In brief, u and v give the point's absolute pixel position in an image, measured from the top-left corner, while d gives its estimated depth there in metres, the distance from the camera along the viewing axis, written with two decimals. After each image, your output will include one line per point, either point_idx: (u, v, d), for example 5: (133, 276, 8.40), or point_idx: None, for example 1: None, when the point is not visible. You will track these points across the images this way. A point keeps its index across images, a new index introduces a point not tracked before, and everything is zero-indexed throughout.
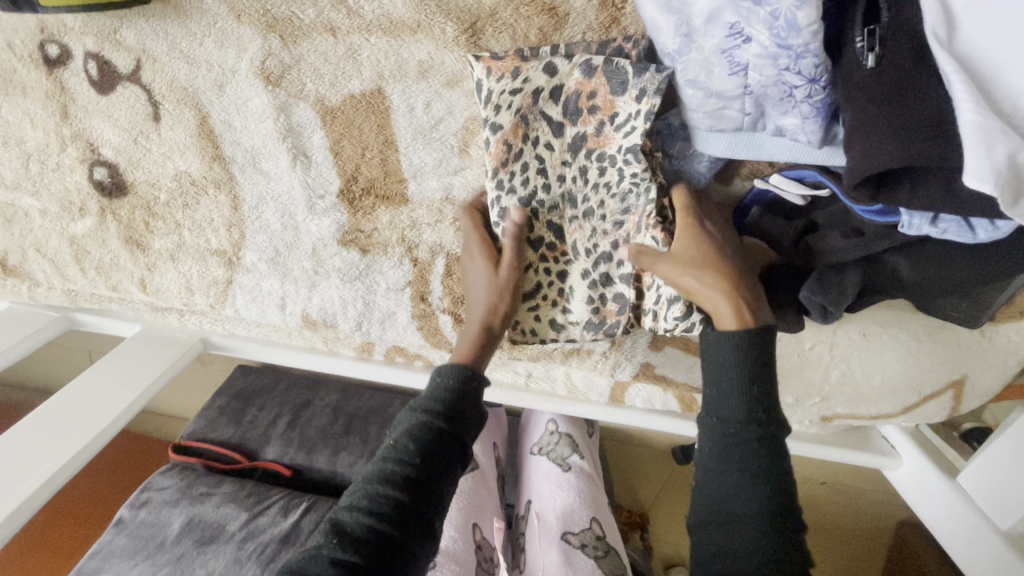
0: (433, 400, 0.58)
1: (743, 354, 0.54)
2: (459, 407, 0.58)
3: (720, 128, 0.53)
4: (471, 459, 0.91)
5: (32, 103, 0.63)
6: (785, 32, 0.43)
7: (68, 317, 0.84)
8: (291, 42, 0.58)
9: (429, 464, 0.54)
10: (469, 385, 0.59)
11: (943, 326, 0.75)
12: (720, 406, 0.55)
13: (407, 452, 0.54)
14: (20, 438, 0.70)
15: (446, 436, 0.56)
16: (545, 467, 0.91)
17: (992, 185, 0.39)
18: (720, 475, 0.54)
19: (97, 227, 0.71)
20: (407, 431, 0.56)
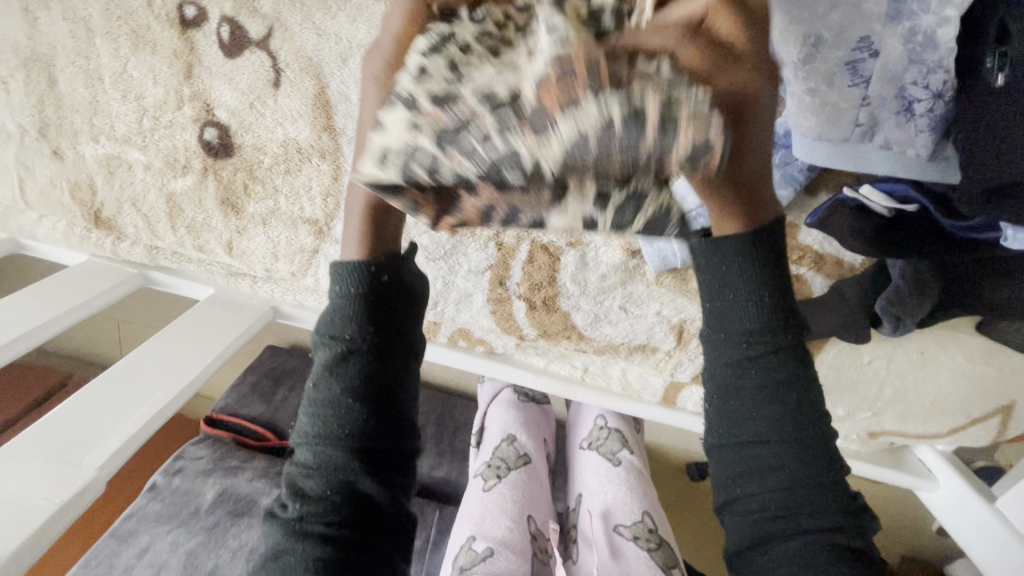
0: (338, 327, 0.48)
1: (753, 271, 0.48)
2: (388, 316, 0.49)
3: (830, 135, 0.54)
4: (524, 454, 0.96)
5: (159, 60, 0.66)
6: (922, 47, 0.48)
7: (144, 274, 0.84)
8: None
9: (375, 395, 0.48)
10: (376, 283, 0.48)
11: (1000, 350, 0.78)
12: (734, 328, 0.50)
13: (336, 398, 0.48)
14: (96, 391, 0.64)
15: (370, 362, 0.48)
16: (596, 461, 0.95)
17: None
18: (741, 399, 0.51)
19: (196, 186, 0.73)
20: (328, 372, 0.48)
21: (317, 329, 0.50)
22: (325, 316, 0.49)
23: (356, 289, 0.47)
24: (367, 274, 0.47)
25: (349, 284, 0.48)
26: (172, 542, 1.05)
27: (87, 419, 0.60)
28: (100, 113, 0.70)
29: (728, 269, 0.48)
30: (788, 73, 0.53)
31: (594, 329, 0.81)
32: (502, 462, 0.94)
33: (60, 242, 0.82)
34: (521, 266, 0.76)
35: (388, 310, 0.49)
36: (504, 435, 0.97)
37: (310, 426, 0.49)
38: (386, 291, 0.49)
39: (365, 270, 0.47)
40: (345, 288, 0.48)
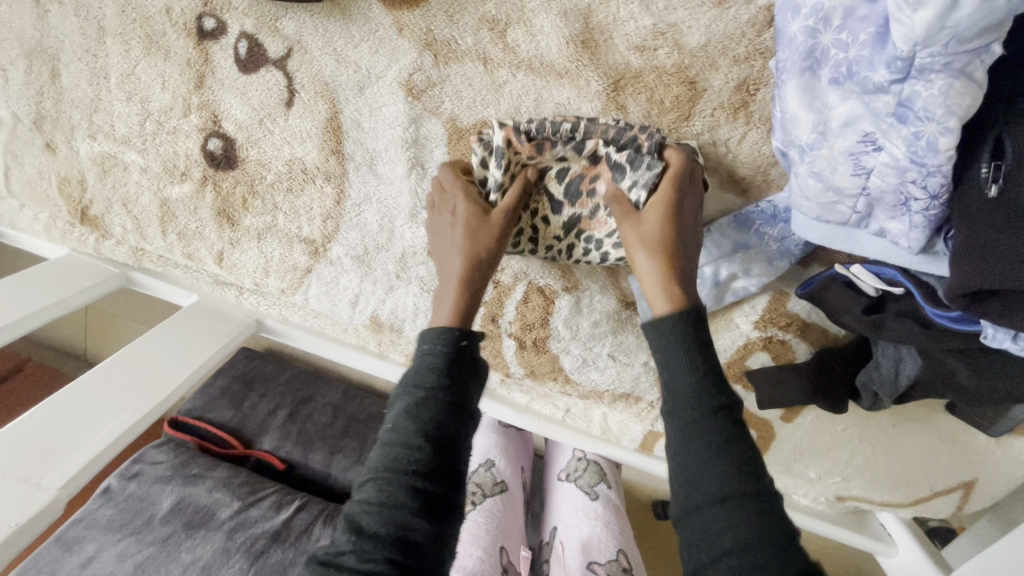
0: (421, 376, 0.52)
1: (691, 337, 0.50)
2: (461, 371, 0.52)
3: (827, 219, 0.58)
4: (501, 481, 0.95)
5: (170, 67, 0.64)
6: (923, 151, 0.48)
7: (126, 274, 0.81)
8: (442, 61, 0.61)
9: (444, 445, 0.49)
10: (458, 346, 0.53)
11: (966, 430, 0.81)
12: (677, 390, 0.49)
13: (408, 439, 0.49)
14: (66, 399, 0.62)
15: (445, 412, 0.50)
16: (573, 494, 0.95)
17: None
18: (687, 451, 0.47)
19: (193, 194, 0.72)
20: (402, 417, 0.50)
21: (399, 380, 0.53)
22: (412, 367, 0.53)
23: (442, 347, 0.53)
24: (453, 335, 0.53)
25: (438, 342, 0.53)
26: (120, 553, 1.00)
27: (50, 434, 0.58)
28: (101, 112, 0.68)
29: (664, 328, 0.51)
30: (796, 155, 0.57)
31: (581, 373, 0.80)
32: (478, 488, 0.93)
33: (41, 234, 0.79)
34: (516, 304, 0.77)
35: (463, 366, 0.53)
36: (482, 460, 0.97)
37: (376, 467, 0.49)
38: (463, 352, 0.53)
39: (452, 333, 0.53)
40: (433, 345, 0.53)
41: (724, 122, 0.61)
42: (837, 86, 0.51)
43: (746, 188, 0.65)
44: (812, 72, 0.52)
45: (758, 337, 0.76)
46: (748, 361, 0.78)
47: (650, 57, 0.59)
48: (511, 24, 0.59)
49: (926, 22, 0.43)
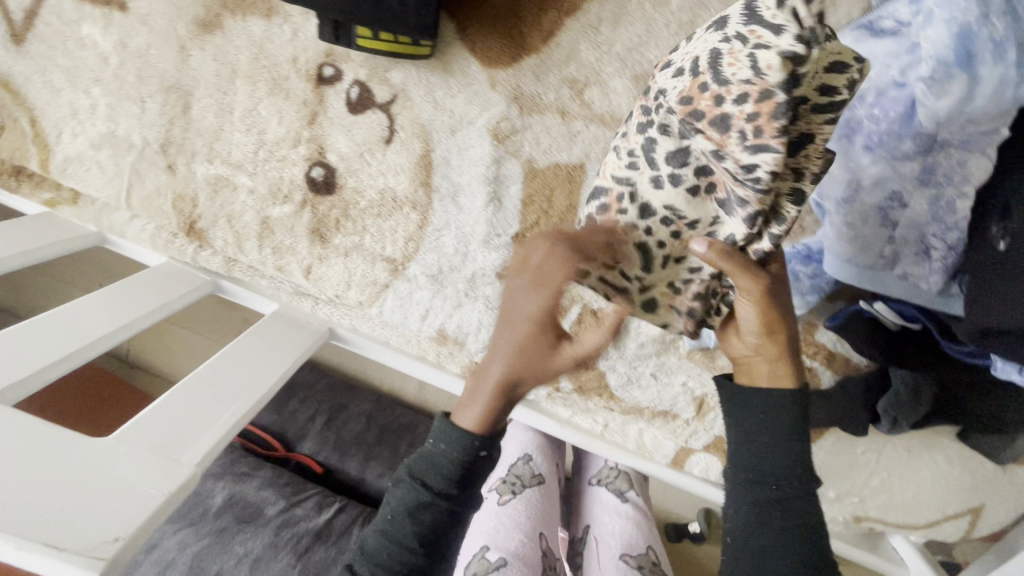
0: (430, 479, 0.66)
1: (792, 418, 0.56)
2: (462, 476, 0.66)
3: (859, 262, 0.65)
4: (538, 474, 1.04)
5: (288, 105, 0.74)
6: (944, 208, 0.58)
7: (215, 283, 0.90)
8: (526, 112, 0.72)
9: (434, 531, 0.66)
10: (476, 455, 0.65)
11: (976, 457, 0.88)
12: (762, 461, 0.57)
13: (403, 538, 0.65)
14: (187, 390, 0.69)
15: (441, 515, 0.66)
16: (606, 497, 1.03)
17: None
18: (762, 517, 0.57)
19: (292, 214, 0.81)
20: (406, 510, 0.65)
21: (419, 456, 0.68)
22: (418, 461, 0.68)
23: (459, 457, 0.65)
24: (472, 450, 0.65)
25: (445, 452, 0.66)
26: (181, 542, 1.08)
27: (178, 419, 0.65)
28: (220, 140, 0.77)
29: (769, 422, 0.57)
30: (831, 206, 0.65)
31: (625, 390, 0.89)
32: (518, 479, 1.02)
33: (145, 243, 0.87)
34: (569, 324, 0.80)
35: (465, 475, 0.66)
36: (521, 454, 1.06)
37: (386, 541, 0.66)
38: (465, 469, 0.66)
39: (471, 443, 0.65)
40: (446, 450, 0.65)
41: None
42: (869, 151, 0.61)
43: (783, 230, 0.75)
44: (848, 139, 0.62)
45: None
46: None
47: None
48: (589, 84, 0.70)
49: (948, 107, 0.52)
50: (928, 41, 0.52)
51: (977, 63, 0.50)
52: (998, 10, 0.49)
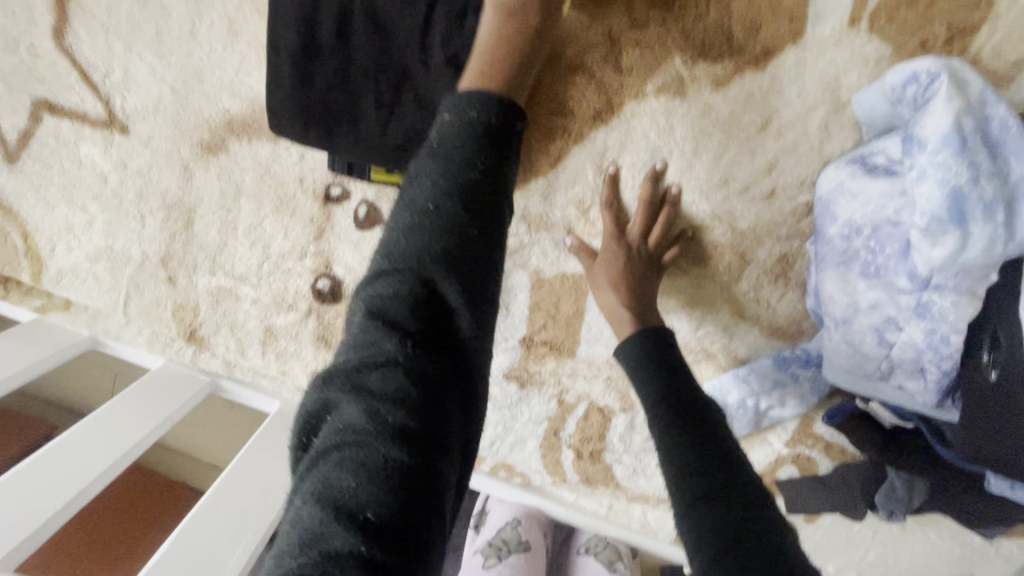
0: (459, 141, 0.41)
1: (648, 346, 0.65)
2: (508, 134, 0.42)
3: (855, 371, 0.70)
4: (524, 540, 1.02)
5: (294, 221, 0.74)
6: (938, 340, 0.61)
7: (214, 382, 0.88)
8: (534, 229, 0.73)
9: (481, 219, 0.40)
10: (510, 118, 0.43)
11: (967, 533, 0.92)
12: (653, 394, 0.62)
13: (437, 220, 0.40)
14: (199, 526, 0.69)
15: (491, 187, 0.41)
16: (593, 567, 1.03)
17: None
18: (681, 453, 0.57)
19: (297, 322, 0.80)
20: (440, 202, 0.40)
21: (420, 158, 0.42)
22: (441, 135, 0.42)
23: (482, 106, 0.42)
24: (497, 102, 0.42)
25: (479, 110, 0.42)
26: None
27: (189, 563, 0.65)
28: (224, 254, 0.77)
29: (650, 349, 0.65)
30: (828, 322, 0.69)
31: (630, 480, 0.90)
32: (504, 544, 1.01)
33: (141, 346, 0.85)
34: (576, 420, 0.85)
35: (503, 134, 0.42)
36: (510, 518, 1.04)
37: (395, 254, 0.40)
38: (508, 121, 0.43)
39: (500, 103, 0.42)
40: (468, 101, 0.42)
41: (766, 284, 0.74)
42: (867, 278, 0.64)
43: (783, 334, 0.77)
44: (846, 267, 0.65)
45: (789, 453, 0.87)
46: (778, 471, 0.89)
47: (707, 234, 0.72)
48: (594, 204, 0.71)
49: (941, 256, 0.55)
50: (924, 196, 0.55)
51: (968, 222, 0.53)
52: (987, 173, 0.53)
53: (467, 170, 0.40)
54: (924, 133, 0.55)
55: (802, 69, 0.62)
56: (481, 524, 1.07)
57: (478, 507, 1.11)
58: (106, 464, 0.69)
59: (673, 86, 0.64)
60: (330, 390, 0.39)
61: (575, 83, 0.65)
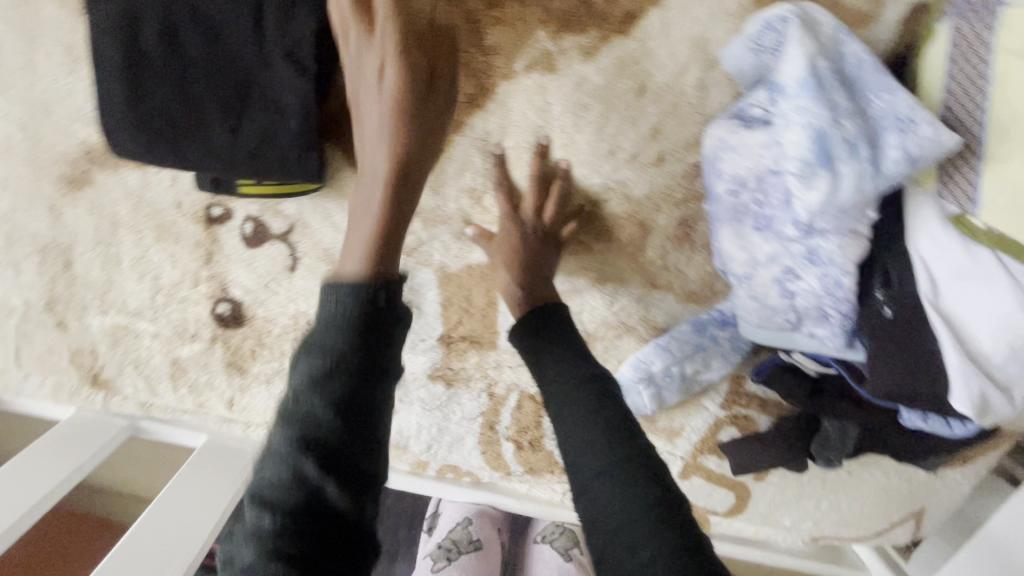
0: (322, 337, 0.41)
1: (541, 324, 0.61)
2: (376, 325, 0.42)
3: (767, 326, 0.69)
4: (475, 539, 1.01)
5: (180, 248, 0.70)
6: (833, 282, 0.61)
7: (133, 425, 0.84)
8: (430, 225, 0.71)
9: (355, 411, 0.41)
10: (377, 298, 0.43)
11: (909, 468, 0.94)
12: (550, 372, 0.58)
13: (308, 414, 0.40)
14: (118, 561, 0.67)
15: (359, 385, 0.41)
16: (549, 555, 1.03)
17: (970, 408, 0.58)
18: (574, 432, 0.54)
19: (203, 351, 0.77)
20: (304, 391, 0.41)
21: (295, 346, 0.43)
22: (314, 326, 0.42)
23: (344, 299, 0.42)
24: (367, 286, 0.42)
25: (344, 301, 0.42)
26: None
27: None
28: (112, 291, 0.72)
29: (535, 329, 0.61)
30: (734, 281, 0.68)
31: None
32: (454, 545, 1.00)
33: (47, 398, 0.81)
34: (510, 411, 0.84)
35: (371, 327, 0.42)
36: (460, 518, 1.03)
37: (274, 444, 0.41)
38: (374, 312, 0.42)
39: (365, 287, 0.43)
40: (339, 291, 0.42)
41: (672, 250, 0.73)
42: (759, 231, 0.63)
43: (697, 298, 0.77)
44: (738, 222, 0.64)
45: (726, 416, 0.87)
46: (720, 436, 0.88)
47: (605, 208, 0.71)
48: (486, 191, 0.69)
49: (817, 199, 0.54)
50: (791, 143, 0.54)
51: (836, 162, 0.53)
52: (846, 111, 0.53)
53: (327, 364, 0.40)
54: (784, 79, 0.55)
55: (668, 30, 0.62)
56: (433, 527, 1.05)
57: (430, 509, 1.09)
58: (12, 519, 0.65)
59: (544, 61, 0.63)
60: (229, 553, 0.42)
61: None
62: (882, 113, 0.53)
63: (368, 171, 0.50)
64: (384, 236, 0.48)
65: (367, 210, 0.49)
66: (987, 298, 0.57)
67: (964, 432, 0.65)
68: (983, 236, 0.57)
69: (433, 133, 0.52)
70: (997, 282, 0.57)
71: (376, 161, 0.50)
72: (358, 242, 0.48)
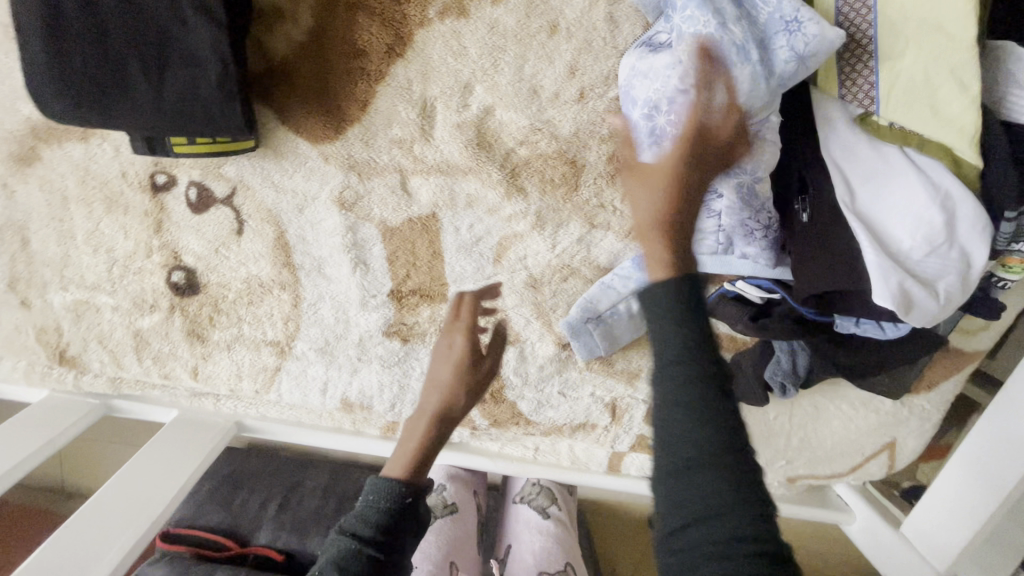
0: (358, 525, 0.53)
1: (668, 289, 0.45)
2: (400, 527, 0.53)
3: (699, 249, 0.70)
4: (450, 502, 1.04)
5: (131, 219, 0.74)
6: (748, 195, 0.63)
7: (106, 404, 0.87)
8: (366, 178, 0.73)
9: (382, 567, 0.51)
10: (405, 501, 0.54)
11: (874, 398, 0.94)
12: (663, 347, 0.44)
13: (343, 567, 0.50)
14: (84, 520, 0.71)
15: (385, 560, 0.51)
16: (527, 514, 1.05)
17: (891, 301, 0.56)
18: (682, 440, 0.41)
19: (163, 321, 0.80)
20: (349, 543, 0.51)
21: (336, 525, 0.54)
22: (357, 514, 0.54)
23: (384, 506, 0.53)
24: (399, 492, 0.54)
25: (383, 496, 0.54)
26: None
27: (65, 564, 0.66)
28: (71, 266, 0.77)
29: (657, 307, 0.44)
30: None
31: (539, 414, 0.91)
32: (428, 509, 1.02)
33: (20, 380, 0.84)
34: None
35: (397, 526, 0.53)
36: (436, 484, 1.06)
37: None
38: (402, 514, 0.54)
39: (400, 486, 0.54)
40: (378, 491, 0.54)
41: (605, 187, 0.74)
42: None
43: (637, 235, 0.78)
44: None
45: None
46: None
47: (534, 148, 0.72)
48: (416, 140, 0.71)
49: None
50: (686, 52, 0.57)
51: (726, 65, 0.55)
52: (732, 18, 0.56)
53: (370, 534, 0.52)
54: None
55: None
56: None
57: None
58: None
59: (455, 6, 0.65)
60: None
61: (359, 21, 0.65)
62: (768, 18, 0.56)
63: (422, 395, 0.58)
64: (425, 456, 0.56)
65: (409, 444, 0.56)
66: (903, 196, 0.58)
67: (895, 334, 0.70)
68: (888, 133, 0.59)
69: (478, 385, 0.58)
70: (908, 178, 0.58)
71: (436, 382, 0.58)
72: (397, 457, 0.57)
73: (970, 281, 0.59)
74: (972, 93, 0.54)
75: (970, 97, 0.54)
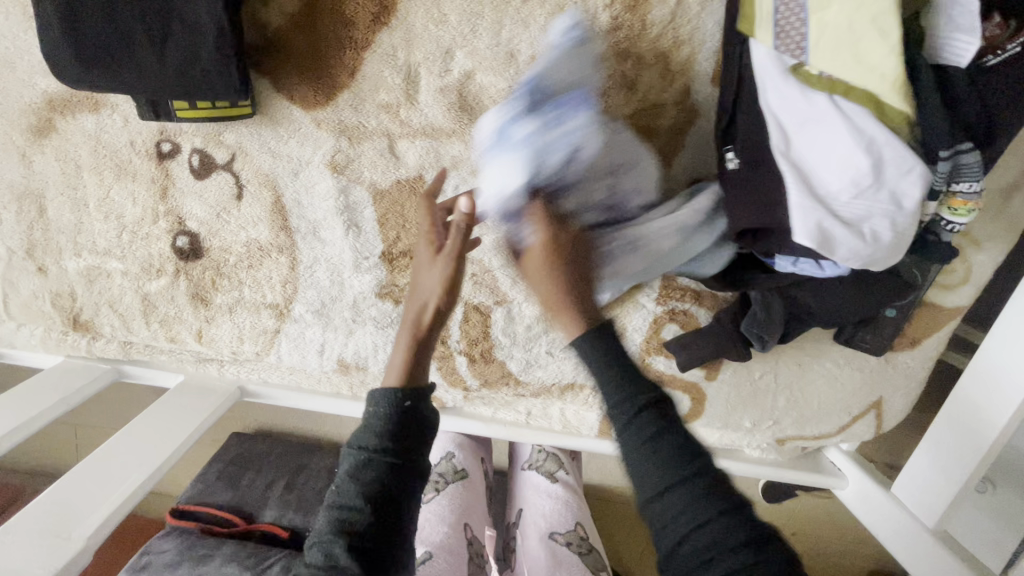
0: (366, 439, 0.55)
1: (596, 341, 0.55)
2: (408, 434, 0.55)
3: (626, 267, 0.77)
4: (460, 468, 1.08)
5: (138, 186, 0.80)
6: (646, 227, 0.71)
7: (117, 369, 0.92)
8: (356, 142, 0.78)
9: (393, 475, 0.54)
10: (404, 406, 0.56)
11: (859, 355, 0.95)
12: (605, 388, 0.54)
13: (359, 479, 0.53)
14: (95, 465, 0.75)
15: (395, 465, 0.54)
16: (536, 480, 1.08)
17: (808, 240, 0.60)
18: (642, 460, 0.50)
19: (169, 285, 0.85)
20: (361, 462, 0.54)
21: (350, 441, 0.57)
22: (363, 431, 0.56)
23: (387, 415, 0.55)
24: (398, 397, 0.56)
25: (387, 410, 0.56)
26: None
27: (75, 501, 0.70)
28: (84, 233, 0.83)
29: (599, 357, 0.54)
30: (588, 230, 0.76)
31: (528, 374, 0.93)
32: (441, 476, 1.06)
33: (38, 347, 0.90)
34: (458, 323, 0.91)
35: (403, 434, 0.55)
36: (444, 454, 1.09)
37: (336, 497, 0.54)
38: (404, 421, 0.56)
39: (398, 394, 0.56)
40: (380, 405, 0.56)
41: None
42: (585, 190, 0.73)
43: None
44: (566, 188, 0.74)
45: (663, 312, 0.90)
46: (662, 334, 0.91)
47: None
48: (402, 105, 0.76)
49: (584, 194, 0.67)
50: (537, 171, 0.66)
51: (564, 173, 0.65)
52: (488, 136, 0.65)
53: (377, 445, 0.54)
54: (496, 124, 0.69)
55: None
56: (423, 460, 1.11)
57: None
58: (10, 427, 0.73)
59: None
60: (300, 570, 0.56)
61: None
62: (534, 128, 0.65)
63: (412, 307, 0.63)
64: (418, 363, 0.59)
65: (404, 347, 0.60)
66: (832, 137, 0.59)
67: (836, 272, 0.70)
68: (818, 81, 0.61)
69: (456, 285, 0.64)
70: (834, 120, 0.59)
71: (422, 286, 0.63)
72: (392, 368, 0.60)
73: (902, 224, 0.59)
74: (893, 39, 0.53)
75: (891, 45, 0.53)
